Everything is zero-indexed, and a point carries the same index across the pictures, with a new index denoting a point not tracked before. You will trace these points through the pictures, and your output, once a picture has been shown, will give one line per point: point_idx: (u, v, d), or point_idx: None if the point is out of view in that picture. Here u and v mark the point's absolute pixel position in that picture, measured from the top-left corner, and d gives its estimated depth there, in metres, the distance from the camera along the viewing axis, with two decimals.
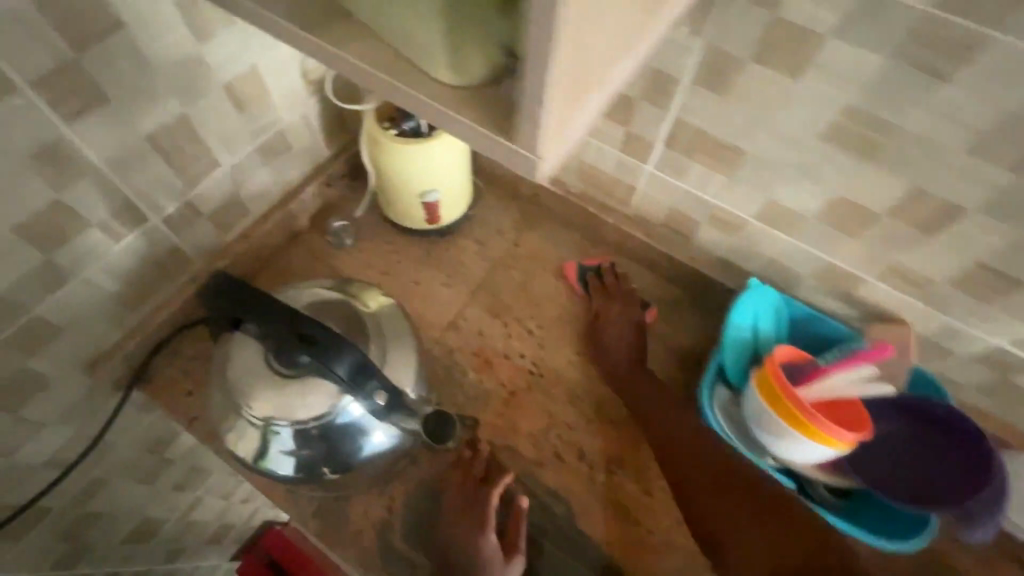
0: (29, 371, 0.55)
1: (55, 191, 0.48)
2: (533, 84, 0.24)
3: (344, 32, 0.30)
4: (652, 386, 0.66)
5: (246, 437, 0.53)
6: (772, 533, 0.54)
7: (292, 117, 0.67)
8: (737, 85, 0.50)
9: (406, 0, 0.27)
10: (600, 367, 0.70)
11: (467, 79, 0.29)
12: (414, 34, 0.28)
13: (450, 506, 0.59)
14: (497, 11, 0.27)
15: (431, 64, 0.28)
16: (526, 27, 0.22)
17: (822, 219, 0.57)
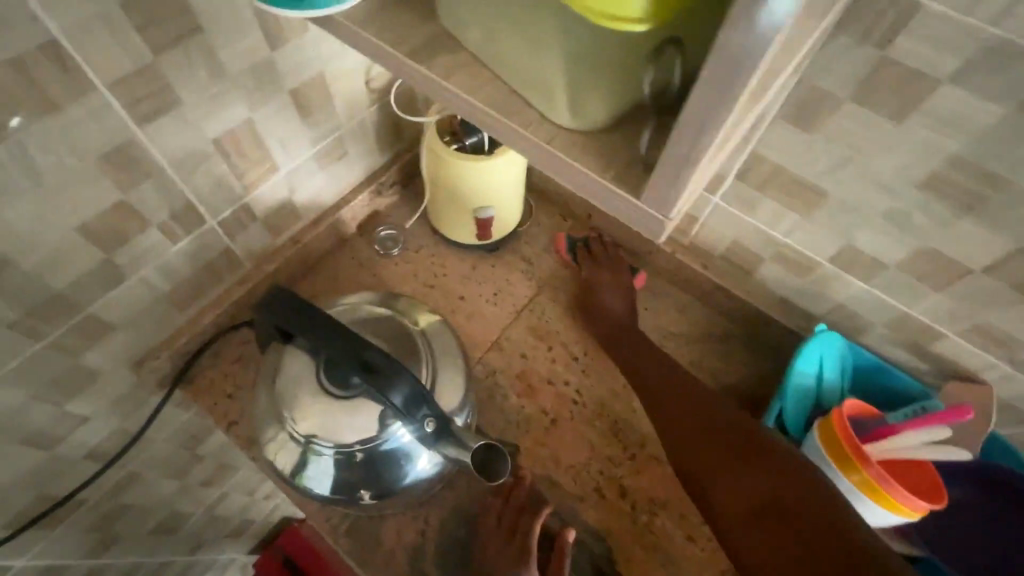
0: (78, 366, 0.54)
1: (121, 190, 0.48)
2: (682, 145, 0.27)
3: (474, 79, 0.36)
4: (647, 350, 0.66)
5: (286, 452, 0.52)
6: (761, 473, 0.50)
7: (352, 124, 0.67)
8: (829, 123, 0.48)
9: (539, 58, 0.33)
10: (595, 330, 0.71)
11: (584, 122, 0.34)
12: (543, 82, 0.34)
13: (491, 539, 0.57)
14: (619, 67, 0.31)
15: (555, 108, 0.34)
16: (697, 85, 0.25)
17: (904, 267, 0.53)
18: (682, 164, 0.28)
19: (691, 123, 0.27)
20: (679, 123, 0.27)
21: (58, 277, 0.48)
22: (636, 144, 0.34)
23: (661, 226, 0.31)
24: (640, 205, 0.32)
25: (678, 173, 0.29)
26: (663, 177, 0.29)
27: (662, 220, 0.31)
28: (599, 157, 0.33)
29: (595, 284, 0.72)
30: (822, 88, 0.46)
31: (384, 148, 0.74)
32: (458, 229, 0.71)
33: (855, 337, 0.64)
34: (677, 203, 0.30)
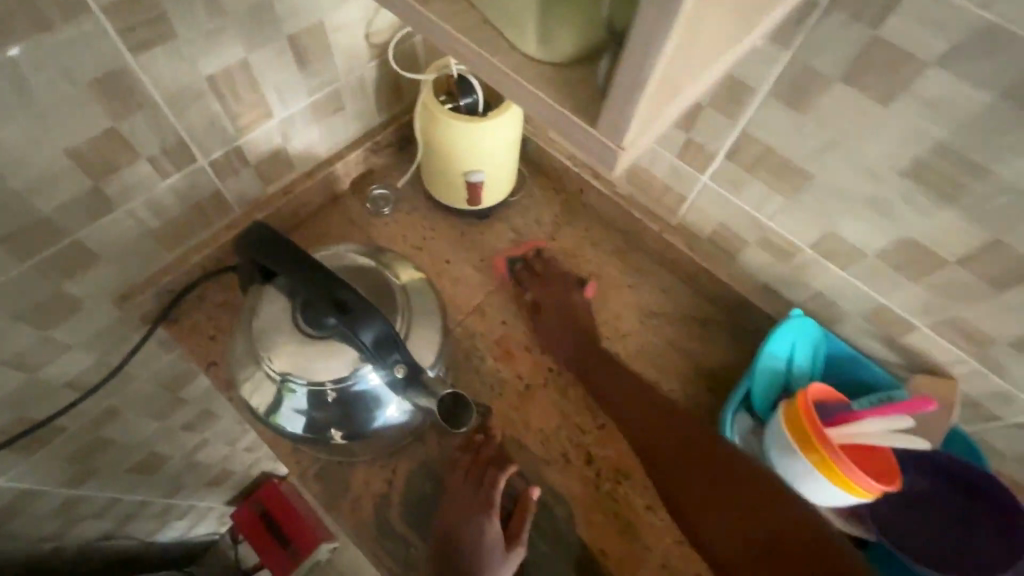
0: (62, 293, 0.55)
1: (112, 118, 0.48)
2: (631, 66, 0.28)
3: (463, 20, 0.36)
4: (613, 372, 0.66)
5: (261, 389, 0.53)
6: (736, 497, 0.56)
7: (351, 78, 0.67)
8: (819, 103, 0.48)
9: None
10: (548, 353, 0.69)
11: (552, 54, 0.34)
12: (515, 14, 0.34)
13: (455, 496, 0.58)
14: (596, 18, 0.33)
15: (524, 39, 0.34)
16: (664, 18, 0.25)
17: (882, 257, 0.54)
18: (633, 89, 0.29)
19: (640, 48, 0.27)
20: (630, 44, 0.28)
21: (44, 199, 0.48)
22: (591, 79, 0.34)
23: (615, 157, 0.32)
24: (596, 136, 0.32)
25: (629, 99, 0.29)
26: (617, 110, 0.30)
27: (616, 150, 0.32)
28: (572, 102, 0.33)
29: (544, 306, 0.71)
30: (813, 67, 0.46)
31: (383, 106, 0.74)
32: (449, 192, 0.72)
33: (831, 326, 0.64)
34: (628, 131, 0.31)
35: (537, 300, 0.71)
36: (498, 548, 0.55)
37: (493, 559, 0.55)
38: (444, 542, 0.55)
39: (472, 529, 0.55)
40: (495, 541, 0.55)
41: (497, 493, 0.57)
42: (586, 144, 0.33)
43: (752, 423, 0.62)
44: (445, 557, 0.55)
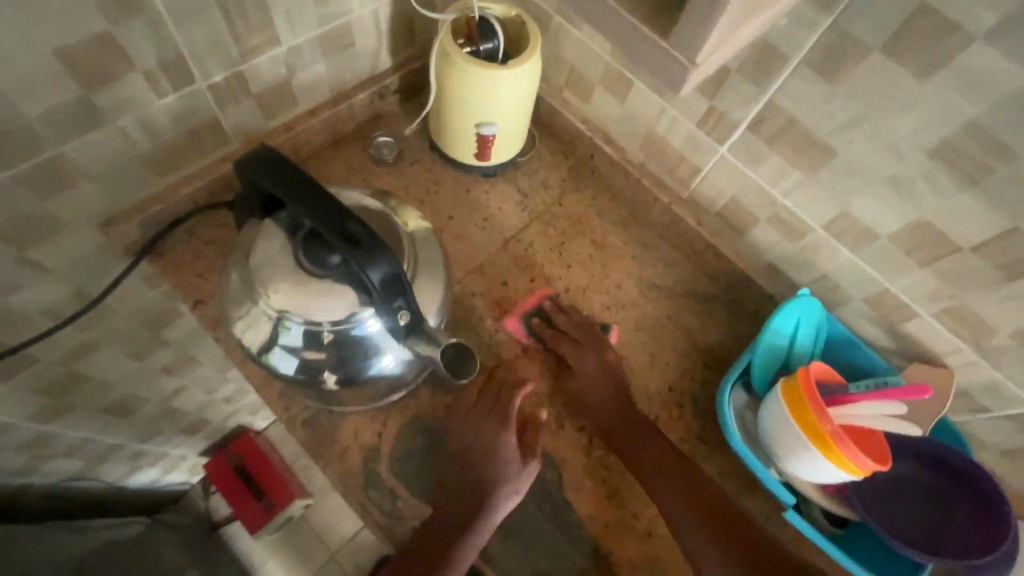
0: (43, 212, 0.52)
1: (107, 22, 0.44)
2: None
3: None
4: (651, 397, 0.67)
5: (255, 326, 0.51)
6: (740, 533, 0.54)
7: (363, 12, 0.63)
8: (853, 75, 0.47)
9: None
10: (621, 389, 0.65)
11: None
12: None
13: (466, 423, 0.59)
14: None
15: None
16: None
17: (895, 241, 0.54)
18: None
19: None
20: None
21: (27, 104, 0.44)
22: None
23: (687, 74, 0.36)
24: (669, 51, 0.36)
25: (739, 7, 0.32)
26: (694, 21, 0.33)
27: (688, 67, 0.35)
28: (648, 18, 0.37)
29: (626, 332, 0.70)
30: (852, 34, 0.45)
31: (393, 49, 0.71)
32: (459, 143, 0.69)
33: (833, 309, 0.64)
34: (702, 50, 0.34)
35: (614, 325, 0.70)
36: (513, 462, 0.57)
37: (508, 472, 0.57)
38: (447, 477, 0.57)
39: (487, 443, 0.57)
40: (511, 462, 0.57)
41: (512, 415, 0.58)
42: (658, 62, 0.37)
43: (747, 399, 0.63)
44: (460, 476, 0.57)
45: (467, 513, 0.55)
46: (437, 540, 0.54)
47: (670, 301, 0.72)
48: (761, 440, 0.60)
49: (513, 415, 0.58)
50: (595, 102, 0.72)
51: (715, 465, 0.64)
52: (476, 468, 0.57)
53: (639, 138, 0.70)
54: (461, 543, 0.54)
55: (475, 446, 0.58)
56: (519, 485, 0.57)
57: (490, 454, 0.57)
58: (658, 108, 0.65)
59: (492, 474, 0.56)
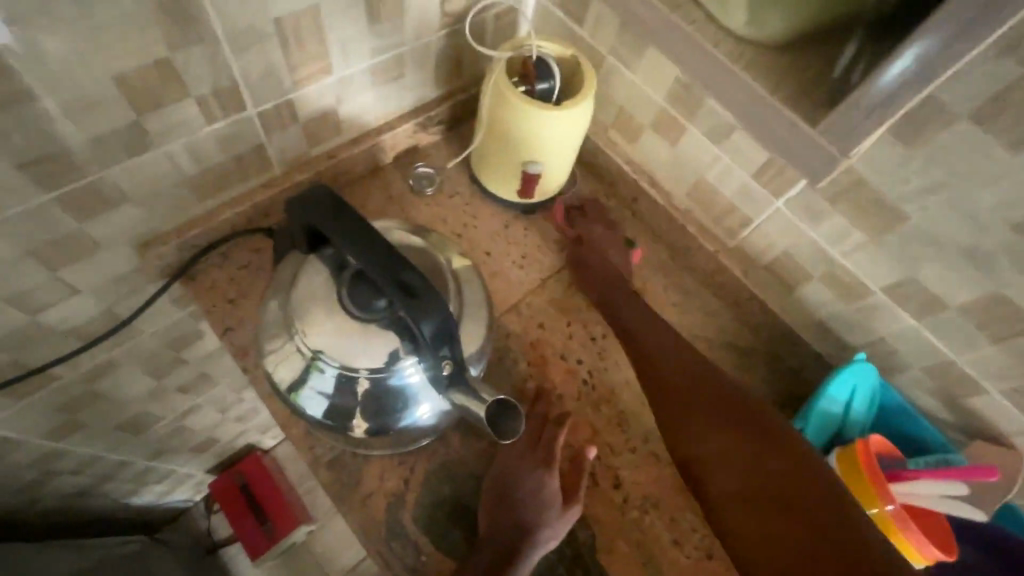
0: (81, 233, 0.50)
1: (168, 49, 0.43)
2: (863, 105, 0.42)
3: None
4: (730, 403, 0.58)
5: (287, 363, 0.49)
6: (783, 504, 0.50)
7: (417, 45, 0.62)
8: (933, 140, 0.45)
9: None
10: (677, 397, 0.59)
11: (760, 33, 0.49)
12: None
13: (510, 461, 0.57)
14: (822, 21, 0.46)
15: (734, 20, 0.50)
16: None
17: (965, 312, 0.51)
18: (866, 112, 0.42)
19: None
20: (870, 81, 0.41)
21: (80, 126, 0.43)
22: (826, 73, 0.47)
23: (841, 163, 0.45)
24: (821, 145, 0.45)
25: (862, 119, 0.43)
26: (844, 126, 0.43)
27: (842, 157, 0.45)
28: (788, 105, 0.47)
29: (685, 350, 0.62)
30: (937, 99, 0.43)
31: (441, 80, 0.70)
32: (502, 180, 0.68)
33: (887, 375, 0.61)
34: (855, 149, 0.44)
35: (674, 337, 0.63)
36: (555, 505, 0.55)
37: (548, 515, 0.54)
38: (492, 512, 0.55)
39: (531, 480, 0.55)
40: (555, 504, 0.55)
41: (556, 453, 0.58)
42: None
43: None
44: (496, 521, 0.54)
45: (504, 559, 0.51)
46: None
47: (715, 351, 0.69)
48: None
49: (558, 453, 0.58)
50: (643, 145, 0.70)
51: None
52: (516, 511, 0.54)
53: (687, 184, 0.68)
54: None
55: (518, 484, 0.55)
56: (560, 529, 0.54)
57: (536, 493, 0.55)
58: (712, 156, 0.63)
59: (535, 516, 0.54)
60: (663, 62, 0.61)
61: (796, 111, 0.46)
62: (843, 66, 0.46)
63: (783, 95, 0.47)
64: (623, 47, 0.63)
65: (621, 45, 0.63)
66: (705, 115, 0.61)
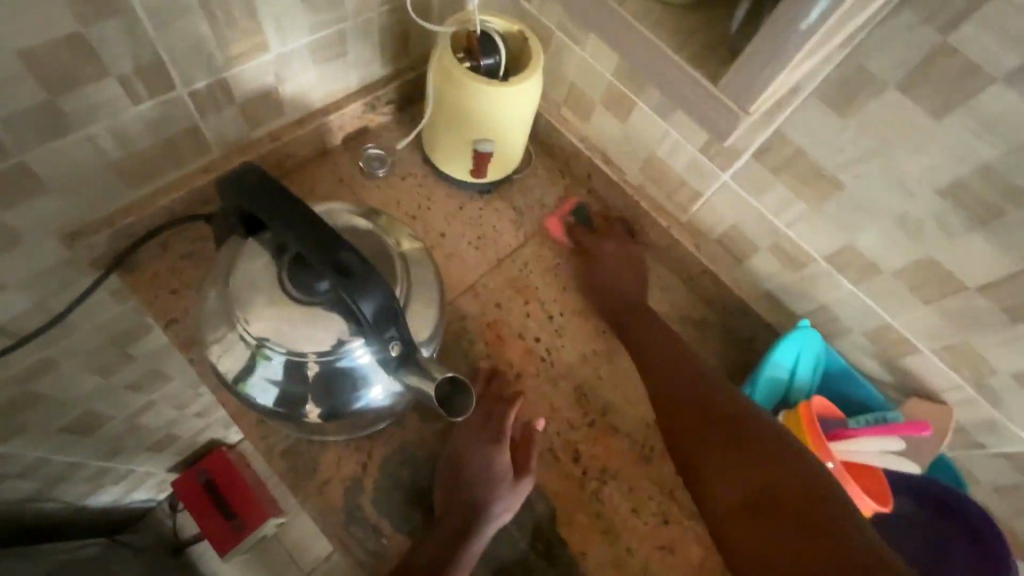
0: (2, 224, 0.48)
1: (79, 23, 0.41)
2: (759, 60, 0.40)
3: None
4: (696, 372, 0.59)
5: (231, 353, 0.47)
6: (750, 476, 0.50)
7: (356, 21, 0.60)
8: (865, 109, 0.46)
9: None
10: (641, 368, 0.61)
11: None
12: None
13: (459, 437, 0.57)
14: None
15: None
16: None
17: (899, 277, 0.53)
18: (768, 61, 0.39)
19: None
20: (771, 19, 0.38)
21: None
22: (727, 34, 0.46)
23: (739, 118, 0.44)
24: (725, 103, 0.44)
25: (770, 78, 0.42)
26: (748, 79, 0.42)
27: (740, 113, 0.44)
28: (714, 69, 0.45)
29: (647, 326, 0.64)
30: (867, 69, 0.44)
31: (387, 59, 0.68)
32: (454, 160, 0.67)
33: (831, 341, 0.63)
34: (754, 103, 0.42)
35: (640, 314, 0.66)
36: (506, 479, 0.56)
37: (500, 490, 0.55)
38: (450, 486, 0.55)
39: (484, 459, 0.56)
40: (506, 479, 0.56)
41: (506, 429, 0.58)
42: (715, 112, 0.45)
43: None
44: (448, 497, 0.55)
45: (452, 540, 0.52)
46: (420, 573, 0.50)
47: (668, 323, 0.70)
48: None
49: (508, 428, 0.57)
50: (595, 122, 0.70)
51: None
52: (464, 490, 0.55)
53: (638, 160, 0.69)
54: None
55: (472, 463, 0.56)
56: (512, 502, 0.55)
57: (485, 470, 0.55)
58: (661, 131, 0.64)
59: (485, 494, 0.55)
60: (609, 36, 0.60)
61: (704, 71, 0.45)
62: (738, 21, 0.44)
63: (691, 53, 0.46)
64: (570, 22, 0.63)
65: (568, 20, 0.63)
66: (653, 90, 0.61)
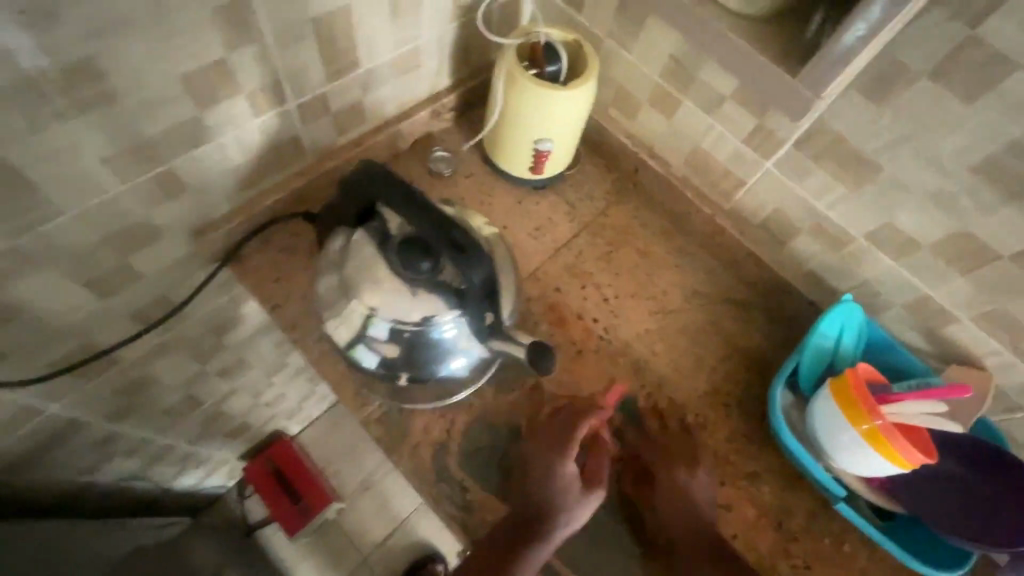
0: (149, 222, 0.56)
1: (226, 50, 0.49)
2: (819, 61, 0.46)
3: None
4: (728, 367, 0.71)
5: (343, 323, 0.56)
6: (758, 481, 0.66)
7: (430, 37, 0.67)
8: (901, 96, 0.51)
9: None
10: (682, 353, 0.72)
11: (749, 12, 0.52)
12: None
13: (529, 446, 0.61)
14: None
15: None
16: None
17: (936, 250, 0.58)
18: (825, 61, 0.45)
19: None
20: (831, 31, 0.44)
21: (150, 124, 0.49)
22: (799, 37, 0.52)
23: (810, 105, 0.49)
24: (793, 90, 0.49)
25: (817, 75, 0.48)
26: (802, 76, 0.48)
27: (811, 100, 0.49)
28: (778, 62, 0.51)
29: (687, 322, 0.74)
30: (902, 61, 0.49)
31: (452, 70, 0.75)
32: (514, 158, 0.74)
33: (873, 315, 0.68)
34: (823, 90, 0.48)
35: (682, 305, 0.75)
36: (574, 489, 0.60)
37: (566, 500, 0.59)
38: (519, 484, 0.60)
39: (551, 469, 0.59)
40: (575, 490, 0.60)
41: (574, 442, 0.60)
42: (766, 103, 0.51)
43: (793, 399, 0.67)
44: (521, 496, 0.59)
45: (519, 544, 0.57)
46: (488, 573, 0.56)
47: (716, 302, 0.75)
48: (811, 437, 0.64)
49: (578, 442, 0.61)
50: (641, 120, 0.76)
51: (762, 464, 0.66)
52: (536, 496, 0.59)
53: (683, 153, 0.75)
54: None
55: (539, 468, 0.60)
56: (580, 513, 0.59)
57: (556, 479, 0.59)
58: (705, 125, 0.69)
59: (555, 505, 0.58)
60: (657, 41, 0.66)
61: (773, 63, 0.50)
62: (815, 27, 0.50)
63: (760, 48, 0.51)
64: (620, 31, 0.69)
65: (618, 29, 0.69)
66: (698, 88, 0.67)
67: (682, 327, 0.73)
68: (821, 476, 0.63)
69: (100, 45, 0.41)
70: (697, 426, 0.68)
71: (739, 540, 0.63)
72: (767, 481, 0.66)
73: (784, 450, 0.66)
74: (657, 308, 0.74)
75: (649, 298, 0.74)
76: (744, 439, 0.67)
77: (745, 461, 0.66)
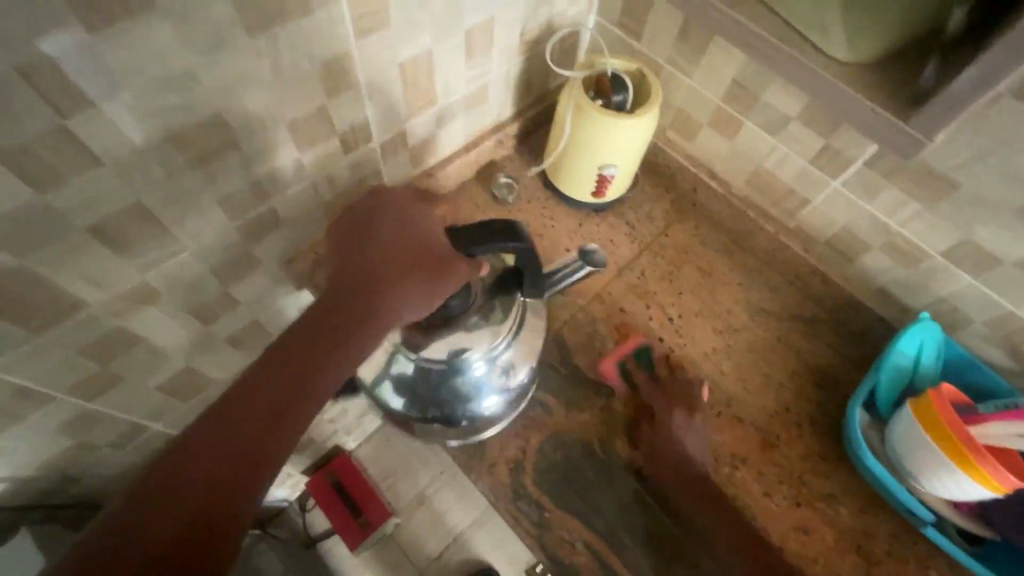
0: (250, 254, 0.61)
1: (327, 98, 0.53)
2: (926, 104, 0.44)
3: None
4: (799, 387, 0.71)
5: (370, 361, 0.59)
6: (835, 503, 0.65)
7: (499, 73, 0.71)
8: (983, 116, 0.51)
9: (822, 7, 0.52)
10: (747, 371, 0.72)
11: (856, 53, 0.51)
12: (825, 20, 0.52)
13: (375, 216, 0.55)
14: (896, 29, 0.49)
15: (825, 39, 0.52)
16: None
17: (1021, 266, 0.57)
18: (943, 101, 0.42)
19: None
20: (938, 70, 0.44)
21: (258, 168, 0.53)
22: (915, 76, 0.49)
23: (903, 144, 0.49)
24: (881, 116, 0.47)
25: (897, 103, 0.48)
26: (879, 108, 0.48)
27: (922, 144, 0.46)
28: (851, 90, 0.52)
29: (752, 340, 0.74)
30: None
31: (515, 100, 0.79)
32: (577, 184, 0.77)
33: (952, 332, 0.67)
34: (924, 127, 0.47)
35: (747, 324, 0.75)
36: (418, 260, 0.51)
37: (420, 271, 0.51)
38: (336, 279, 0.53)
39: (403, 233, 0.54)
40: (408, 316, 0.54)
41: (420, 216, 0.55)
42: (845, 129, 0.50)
43: (870, 419, 0.66)
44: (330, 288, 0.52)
45: (327, 335, 0.49)
46: (297, 371, 0.47)
47: (783, 319, 0.75)
48: (892, 457, 0.63)
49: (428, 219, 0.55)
50: (702, 140, 0.78)
51: (839, 484, 0.66)
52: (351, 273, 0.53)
53: (745, 172, 0.76)
54: (322, 371, 0.48)
55: (392, 229, 0.54)
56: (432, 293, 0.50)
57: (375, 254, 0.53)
58: (770, 146, 0.70)
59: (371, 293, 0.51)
60: (721, 66, 0.68)
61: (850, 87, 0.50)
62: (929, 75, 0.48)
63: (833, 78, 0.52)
64: (681, 58, 0.71)
65: (679, 55, 0.71)
66: (761, 110, 0.68)
67: (749, 345, 0.73)
68: (906, 498, 0.61)
69: (225, 102, 0.46)
70: (767, 445, 0.67)
71: (820, 563, 0.62)
72: (845, 502, 0.65)
73: (864, 471, 0.65)
74: (723, 326, 0.74)
75: (712, 316, 0.75)
76: (818, 459, 0.67)
77: (821, 482, 0.66)
